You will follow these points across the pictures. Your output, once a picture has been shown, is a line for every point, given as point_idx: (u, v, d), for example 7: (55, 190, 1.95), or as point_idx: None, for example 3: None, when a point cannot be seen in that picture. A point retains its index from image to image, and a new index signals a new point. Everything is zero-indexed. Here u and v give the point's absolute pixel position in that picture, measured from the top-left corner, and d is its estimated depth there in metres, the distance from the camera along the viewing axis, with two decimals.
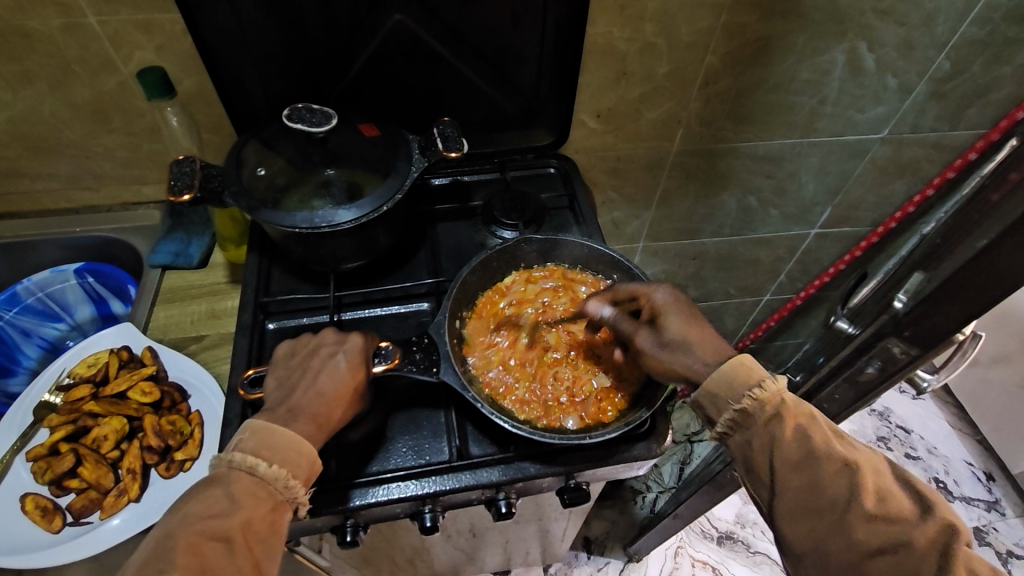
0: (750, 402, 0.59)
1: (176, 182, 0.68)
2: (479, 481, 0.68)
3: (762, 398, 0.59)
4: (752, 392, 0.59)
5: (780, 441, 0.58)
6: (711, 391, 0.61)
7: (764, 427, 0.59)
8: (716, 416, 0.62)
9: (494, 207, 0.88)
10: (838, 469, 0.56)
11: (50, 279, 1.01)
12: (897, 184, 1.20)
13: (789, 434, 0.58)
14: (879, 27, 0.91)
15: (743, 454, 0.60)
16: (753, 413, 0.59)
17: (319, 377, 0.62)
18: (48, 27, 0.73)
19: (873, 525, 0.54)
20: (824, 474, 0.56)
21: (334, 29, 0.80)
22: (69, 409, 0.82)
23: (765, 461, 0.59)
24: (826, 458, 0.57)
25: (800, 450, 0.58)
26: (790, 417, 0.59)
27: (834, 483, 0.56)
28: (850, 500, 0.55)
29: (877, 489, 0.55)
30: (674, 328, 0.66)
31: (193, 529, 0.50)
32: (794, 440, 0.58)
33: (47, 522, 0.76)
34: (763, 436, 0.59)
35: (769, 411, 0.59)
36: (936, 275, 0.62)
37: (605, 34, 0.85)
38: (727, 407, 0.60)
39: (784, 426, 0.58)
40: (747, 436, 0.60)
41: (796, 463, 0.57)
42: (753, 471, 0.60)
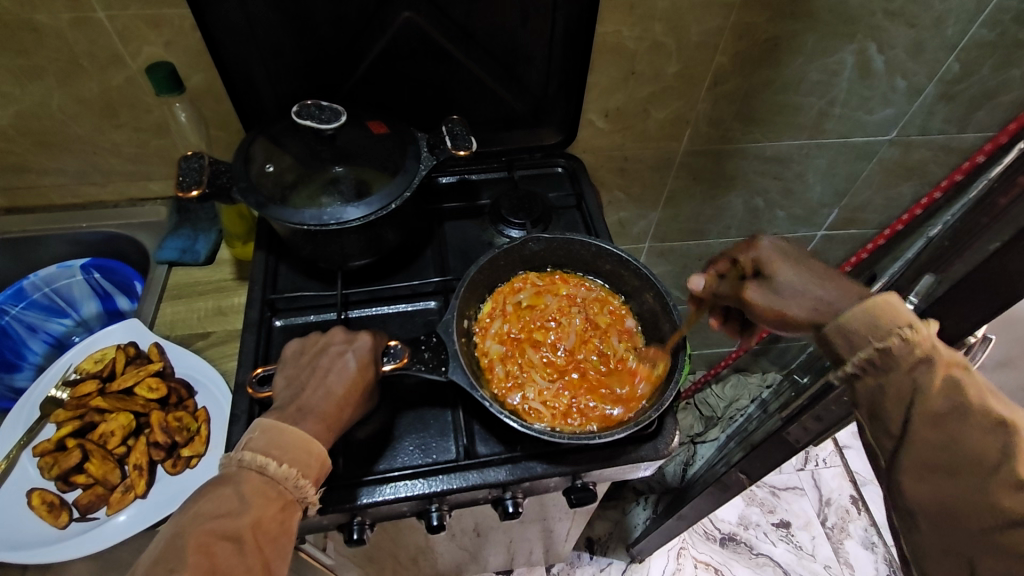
0: (894, 341, 0.53)
1: (184, 179, 0.68)
2: (486, 480, 0.68)
3: (911, 341, 0.53)
4: (901, 331, 0.53)
5: (926, 392, 0.52)
6: (844, 325, 0.56)
7: (906, 374, 0.54)
8: (846, 353, 0.57)
9: (501, 206, 0.88)
10: (992, 429, 0.51)
11: (57, 274, 1.01)
12: (904, 186, 1.20)
13: (936, 384, 0.52)
14: (889, 28, 0.91)
15: (870, 398, 0.56)
16: (896, 355, 0.54)
17: (327, 376, 0.62)
18: (56, 21, 0.73)
19: (1022, 494, 0.49)
20: (972, 431, 0.51)
21: (342, 25, 0.79)
22: (76, 405, 0.81)
23: (899, 408, 0.54)
24: (976, 413, 0.51)
25: (947, 404, 0.52)
26: (942, 366, 0.53)
27: (982, 440, 0.51)
28: (1000, 462, 0.50)
29: None
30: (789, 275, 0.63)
31: (204, 529, 0.50)
32: (944, 393, 0.52)
33: (54, 517, 0.76)
34: (907, 383, 0.54)
35: (915, 356, 0.53)
36: (947, 277, 0.62)
37: (614, 33, 0.85)
38: (867, 345, 0.55)
39: (932, 375, 0.53)
40: (880, 380, 0.55)
41: (938, 415, 0.52)
42: (879, 418, 0.56)
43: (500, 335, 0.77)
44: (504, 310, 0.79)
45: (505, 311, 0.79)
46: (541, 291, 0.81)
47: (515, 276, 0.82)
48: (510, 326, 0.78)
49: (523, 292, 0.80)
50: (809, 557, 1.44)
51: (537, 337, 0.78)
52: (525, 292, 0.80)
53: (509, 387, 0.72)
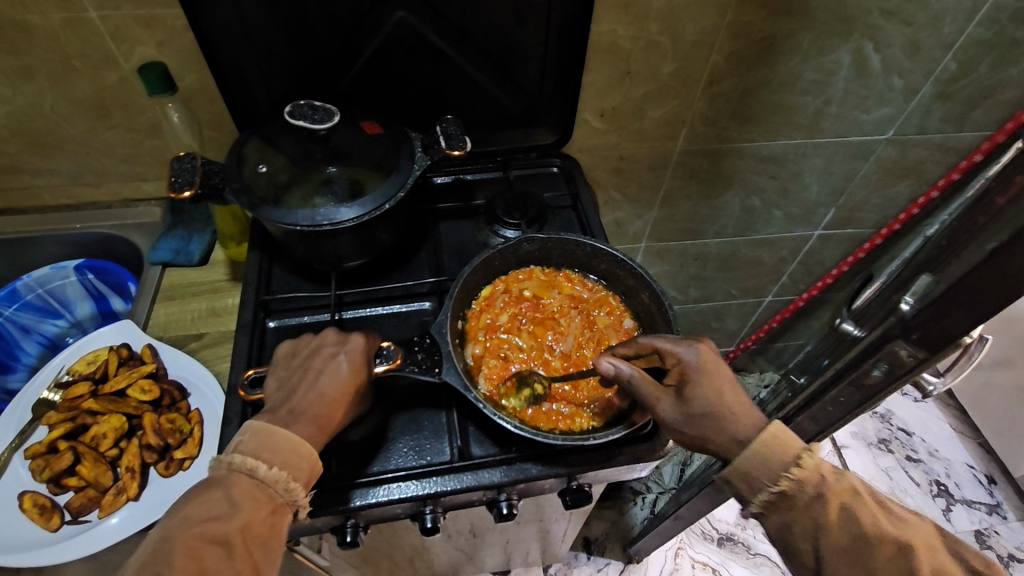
0: (787, 482, 0.60)
1: (177, 180, 0.67)
2: (480, 482, 0.67)
3: (800, 479, 0.59)
4: (791, 470, 0.59)
5: (825, 527, 0.59)
6: (743, 471, 0.61)
7: (805, 510, 0.60)
8: (752, 494, 0.62)
9: (496, 206, 0.88)
10: (892, 554, 0.57)
11: (50, 276, 1.00)
12: (901, 185, 1.20)
13: (835, 516, 0.59)
14: (885, 26, 0.90)
15: (781, 532, 0.62)
16: (792, 494, 0.60)
17: (320, 378, 0.61)
18: (48, 21, 0.73)
19: None
20: (878, 563, 0.57)
21: (336, 25, 0.79)
22: (68, 407, 0.81)
23: (807, 541, 0.60)
24: (878, 541, 0.58)
25: (846, 535, 0.59)
26: (833, 495, 0.59)
27: (888, 570, 0.57)
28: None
29: (936, 569, 0.56)
30: (703, 398, 0.62)
31: (193, 533, 0.50)
32: (840, 526, 0.59)
33: (45, 520, 0.75)
34: (806, 518, 0.60)
35: (810, 491, 0.59)
36: (943, 278, 0.61)
37: (609, 32, 0.85)
38: (766, 486, 0.61)
39: (828, 505, 0.59)
40: (785, 516, 0.61)
41: (844, 549, 0.59)
42: (795, 551, 0.62)
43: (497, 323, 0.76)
44: (506, 301, 0.78)
45: (506, 302, 0.78)
46: (546, 288, 0.80)
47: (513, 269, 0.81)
48: (511, 316, 0.77)
49: (528, 289, 0.80)
50: None
51: (534, 330, 0.77)
52: (530, 288, 0.80)
53: (497, 379, 0.72)
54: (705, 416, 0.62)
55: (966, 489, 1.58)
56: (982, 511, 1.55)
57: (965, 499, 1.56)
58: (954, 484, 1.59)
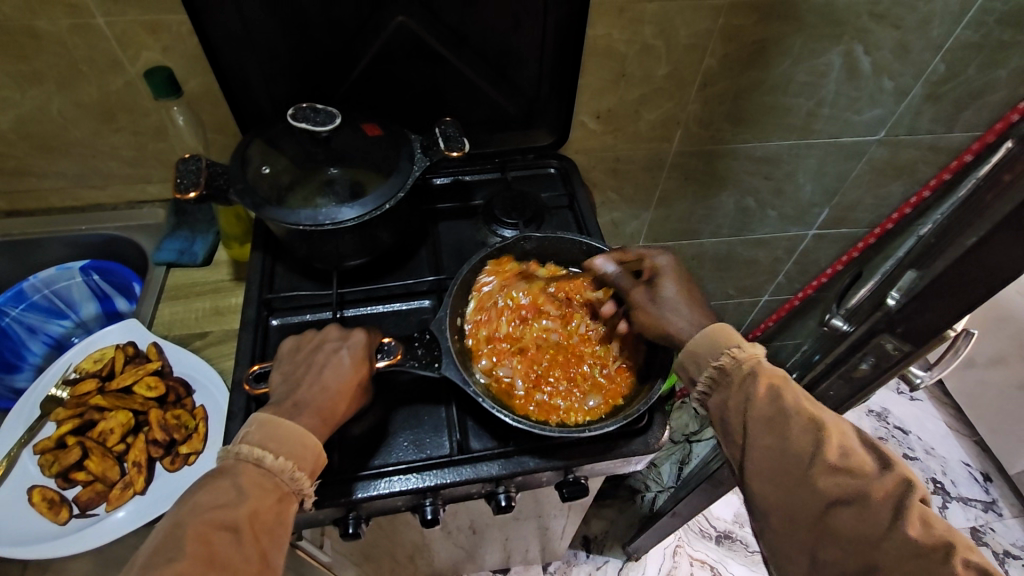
0: (729, 359, 0.63)
1: (182, 180, 0.69)
2: (479, 474, 0.69)
3: (739, 358, 0.63)
4: (731, 351, 0.63)
5: (753, 397, 0.60)
6: (691, 351, 0.65)
7: (738, 386, 0.62)
8: (695, 375, 0.65)
9: (494, 206, 0.89)
10: (805, 426, 0.58)
11: (56, 276, 1.02)
12: (894, 185, 1.22)
13: (761, 393, 0.60)
14: (875, 29, 0.92)
15: (719, 412, 0.63)
16: (730, 371, 0.63)
17: (323, 372, 0.63)
18: (56, 27, 0.75)
19: (837, 479, 0.55)
20: (794, 431, 0.58)
21: (337, 30, 0.81)
22: (76, 403, 0.83)
23: (739, 418, 0.61)
24: (794, 414, 0.58)
25: (770, 409, 0.59)
26: (764, 376, 0.61)
27: (801, 439, 0.57)
28: (815, 455, 0.56)
29: (841, 445, 0.56)
30: (669, 290, 0.71)
31: (203, 519, 0.51)
32: (767, 398, 0.60)
33: (54, 514, 0.77)
34: (741, 392, 0.61)
35: (744, 370, 0.62)
36: (928, 273, 0.63)
37: (605, 36, 0.87)
38: (708, 365, 0.64)
39: (758, 384, 0.61)
40: (724, 394, 0.63)
41: (768, 419, 0.59)
42: (728, 431, 0.62)
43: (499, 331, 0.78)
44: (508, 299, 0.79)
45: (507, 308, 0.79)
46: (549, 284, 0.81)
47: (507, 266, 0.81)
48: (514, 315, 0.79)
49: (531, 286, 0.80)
50: None
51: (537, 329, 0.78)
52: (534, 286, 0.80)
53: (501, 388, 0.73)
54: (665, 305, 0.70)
55: (963, 487, 1.60)
56: (979, 509, 1.57)
57: (960, 497, 1.58)
58: (951, 482, 1.60)
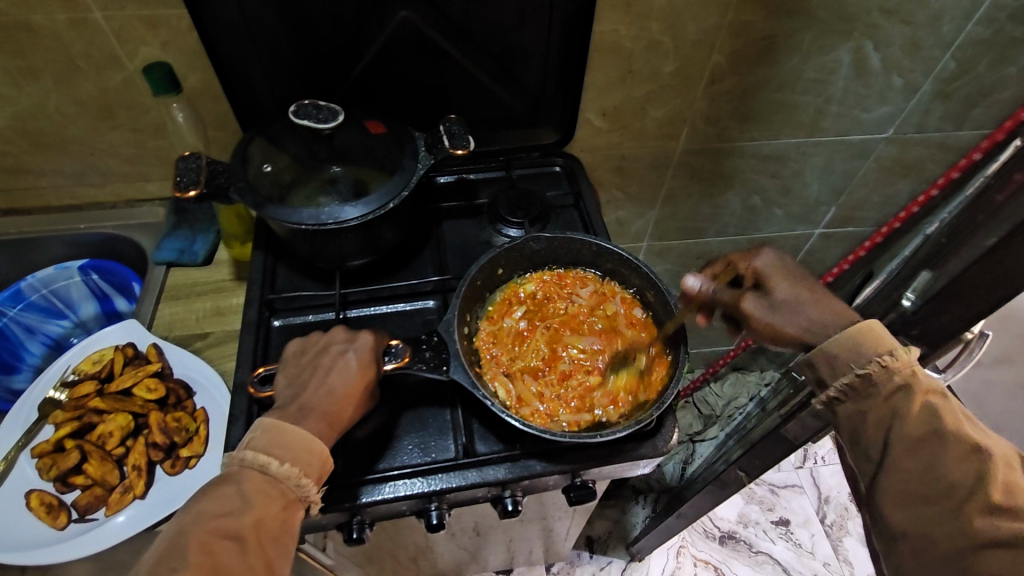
0: (875, 368, 0.57)
1: (183, 179, 0.68)
2: (486, 479, 0.68)
3: (891, 367, 0.57)
4: (880, 359, 0.57)
5: (904, 417, 0.55)
6: (832, 352, 0.60)
7: (885, 400, 0.57)
8: (830, 379, 0.60)
9: (499, 205, 0.88)
10: (963, 454, 0.53)
11: (54, 276, 1.01)
12: (901, 184, 1.20)
13: (915, 411, 0.55)
14: (885, 26, 0.91)
15: (855, 424, 0.59)
16: (877, 381, 0.57)
17: (329, 375, 0.62)
18: (53, 21, 0.73)
19: (996, 519, 0.50)
20: (949, 456, 0.53)
21: (339, 25, 0.79)
22: (74, 406, 0.81)
23: (880, 436, 0.57)
24: (950, 436, 0.53)
25: (924, 428, 0.55)
26: (918, 392, 0.56)
27: (956, 466, 0.53)
28: (972, 488, 0.52)
29: (1005, 480, 0.51)
30: (783, 290, 0.66)
31: (206, 528, 0.50)
32: (920, 417, 0.55)
33: (51, 519, 0.76)
34: (888, 408, 0.57)
35: (893, 383, 0.57)
36: (943, 274, 0.62)
37: (611, 32, 0.85)
38: (850, 371, 0.59)
39: (911, 401, 0.56)
40: (863, 405, 0.58)
41: (917, 441, 0.55)
42: (861, 444, 0.59)
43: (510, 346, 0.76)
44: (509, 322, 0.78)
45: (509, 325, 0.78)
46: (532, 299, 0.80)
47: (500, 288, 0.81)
48: (515, 342, 0.77)
49: (517, 309, 0.79)
50: (809, 555, 1.44)
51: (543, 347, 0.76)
52: (519, 306, 0.79)
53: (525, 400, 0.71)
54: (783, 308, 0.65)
55: None
56: None
57: None
58: None
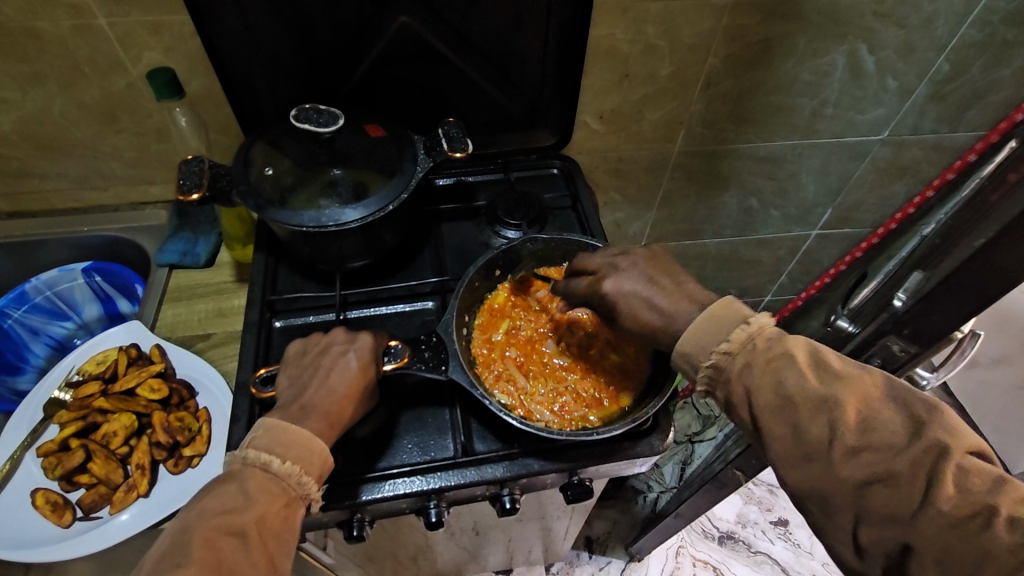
0: (719, 356, 0.57)
1: (184, 182, 0.69)
2: (483, 477, 0.69)
3: (736, 348, 0.56)
4: (724, 344, 0.57)
5: (754, 391, 0.54)
6: (685, 351, 0.59)
7: (737, 379, 0.55)
8: (692, 376, 0.59)
9: (498, 207, 0.89)
10: (816, 408, 0.51)
11: (58, 278, 1.02)
12: (898, 185, 1.21)
13: (764, 382, 0.54)
14: (879, 29, 0.92)
15: (727, 404, 0.57)
16: (724, 368, 0.56)
17: (330, 376, 0.63)
18: (58, 28, 0.75)
19: (860, 460, 0.48)
20: (803, 415, 0.51)
21: (339, 31, 0.80)
22: (78, 406, 0.83)
23: (746, 407, 0.55)
24: (801, 397, 0.52)
25: (776, 394, 0.53)
26: (761, 363, 0.54)
27: (814, 424, 0.51)
28: (831, 439, 0.50)
29: (860, 418, 0.49)
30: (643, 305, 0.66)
31: (210, 525, 0.51)
32: (766, 386, 0.53)
33: (57, 516, 0.77)
34: (741, 387, 0.55)
35: (739, 363, 0.55)
36: (935, 274, 0.63)
37: (608, 35, 0.86)
38: (701, 364, 0.58)
39: (757, 372, 0.54)
40: (726, 390, 0.57)
41: (775, 407, 0.53)
42: (735, 415, 0.56)
43: (503, 354, 0.77)
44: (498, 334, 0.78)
45: (498, 337, 0.78)
46: (514, 307, 0.81)
47: (495, 288, 0.82)
48: (509, 354, 0.77)
49: (504, 322, 0.80)
50: (807, 555, 1.45)
51: (534, 354, 0.77)
52: (506, 318, 0.80)
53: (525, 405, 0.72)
54: (632, 310, 0.67)
55: None
56: None
57: None
58: None
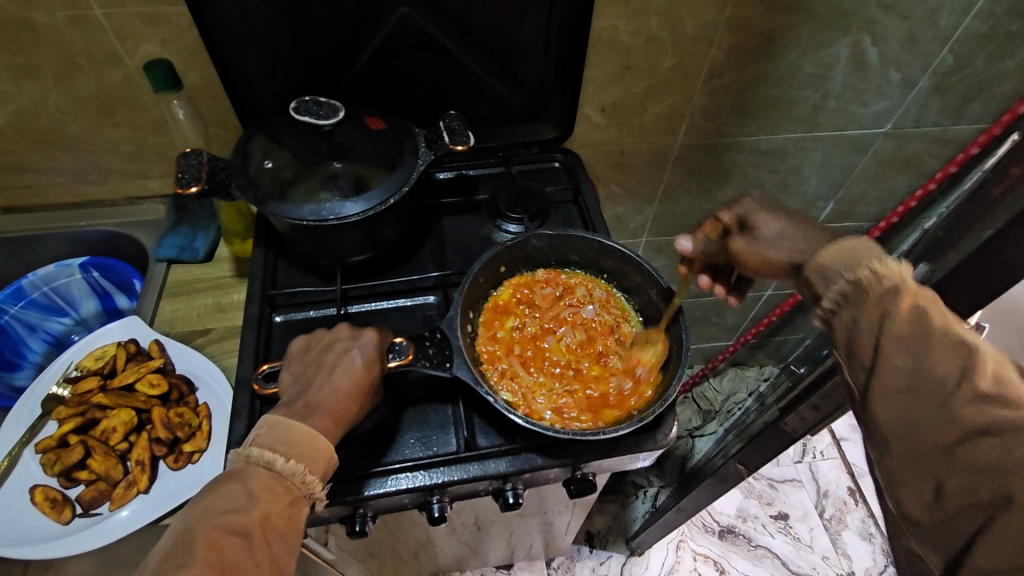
0: (864, 274, 0.53)
1: (183, 175, 0.67)
2: (486, 472, 0.68)
3: (881, 274, 0.52)
4: (869, 266, 0.53)
5: (892, 314, 0.50)
6: (822, 266, 0.57)
7: (875, 303, 0.52)
8: (824, 290, 0.57)
9: (499, 201, 0.88)
10: (951, 351, 0.48)
11: (55, 273, 1.01)
12: (899, 179, 1.21)
13: (905, 309, 0.50)
14: (882, 20, 0.91)
15: (846, 332, 0.54)
16: (868, 287, 0.53)
17: (334, 373, 0.62)
18: (53, 19, 0.74)
19: (984, 408, 0.46)
20: (937, 351, 0.48)
21: (339, 22, 0.80)
22: (77, 402, 0.82)
23: (869, 337, 0.52)
24: (938, 335, 0.49)
25: (912, 326, 0.50)
26: (910, 293, 0.51)
27: (943, 363, 0.48)
28: (960, 380, 0.48)
29: (995, 370, 0.47)
30: (772, 226, 0.67)
31: (213, 524, 0.51)
32: (908, 316, 0.50)
33: (57, 513, 0.76)
34: (878, 309, 0.52)
35: (885, 286, 0.52)
36: (941, 266, 0.63)
37: (610, 27, 0.86)
38: (841, 278, 0.55)
39: (901, 301, 0.51)
40: (856, 312, 0.53)
41: (906, 339, 0.50)
42: (851, 350, 0.54)
43: (507, 351, 0.76)
44: (501, 331, 0.78)
45: (501, 334, 0.77)
46: (519, 303, 0.80)
47: (495, 286, 0.81)
48: (512, 351, 0.76)
49: (508, 319, 0.79)
50: (808, 549, 1.45)
51: (537, 352, 0.77)
52: (510, 315, 0.79)
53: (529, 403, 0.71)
54: (768, 240, 0.66)
55: None
56: None
57: None
58: None
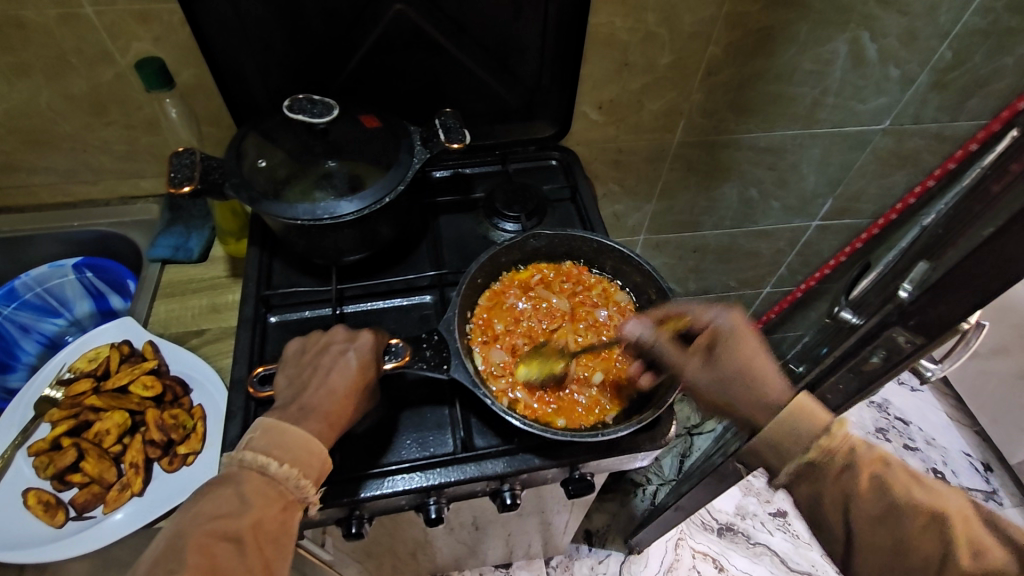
0: (815, 452, 0.61)
1: (175, 175, 0.66)
2: (484, 472, 0.68)
3: (829, 446, 0.60)
4: (817, 441, 0.61)
5: (855, 495, 0.60)
6: (775, 441, 0.63)
7: (833, 481, 0.61)
8: (778, 466, 0.64)
9: (495, 199, 0.88)
10: (925, 522, 0.58)
11: (49, 274, 1.00)
12: (898, 175, 1.20)
13: (864, 485, 0.60)
14: (881, 16, 0.90)
15: (811, 503, 0.63)
16: (821, 464, 0.61)
17: (329, 376, 0.61)
18: (43, 17, 0.73)
19: None
20: (912, 528, 0.59)
21: (333, 20, 0.79)
22: (70, 404, 0.81)
23: (838, 513, 0.62)
24: (907, 509, 0.59)
25: (879, 505, 0.60)
26: (862, 466, 0.60)
27: (922, 537, 0.58)
28: (941, 556, 0.57)
29: (969, 538, 0.57)
30: (732, 360, 0.69)
31: (204, 529, 0.50)
32: (872, 494, 0.60)
33: (49, 516, 0.75)
34: (838, 489, 0.61)
35: (838, 463, 0.60)
36: (941, 264, 0.62)
37: (607, 24, 0.85)
38: (794, 457, 0.62)
39: (858, 477, 0.60)
40: (813, 487, 0.62)
41: (876, 518, 0.60)
42: (827, 522, 0.64)
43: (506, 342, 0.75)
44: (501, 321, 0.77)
45: (501, 325, 0.76)
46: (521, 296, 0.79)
47: (495, 275, 0.80)
48: (511, 341, 0.75)
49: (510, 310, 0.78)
50: (807, 546, 1.45)
51: (537, 344, 0.76)
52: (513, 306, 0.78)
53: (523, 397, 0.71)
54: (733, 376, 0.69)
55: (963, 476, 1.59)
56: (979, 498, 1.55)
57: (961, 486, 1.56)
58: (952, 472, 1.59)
